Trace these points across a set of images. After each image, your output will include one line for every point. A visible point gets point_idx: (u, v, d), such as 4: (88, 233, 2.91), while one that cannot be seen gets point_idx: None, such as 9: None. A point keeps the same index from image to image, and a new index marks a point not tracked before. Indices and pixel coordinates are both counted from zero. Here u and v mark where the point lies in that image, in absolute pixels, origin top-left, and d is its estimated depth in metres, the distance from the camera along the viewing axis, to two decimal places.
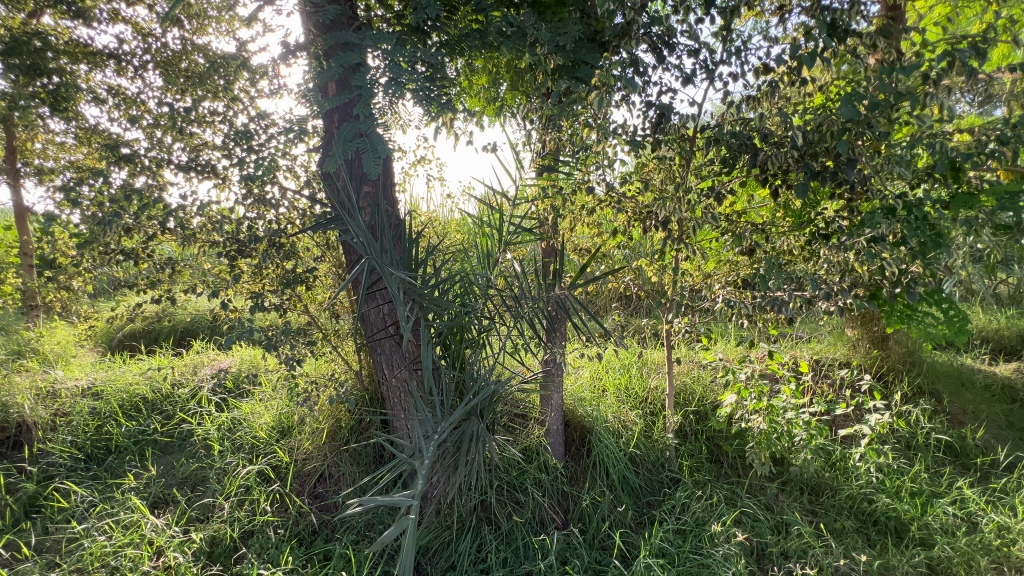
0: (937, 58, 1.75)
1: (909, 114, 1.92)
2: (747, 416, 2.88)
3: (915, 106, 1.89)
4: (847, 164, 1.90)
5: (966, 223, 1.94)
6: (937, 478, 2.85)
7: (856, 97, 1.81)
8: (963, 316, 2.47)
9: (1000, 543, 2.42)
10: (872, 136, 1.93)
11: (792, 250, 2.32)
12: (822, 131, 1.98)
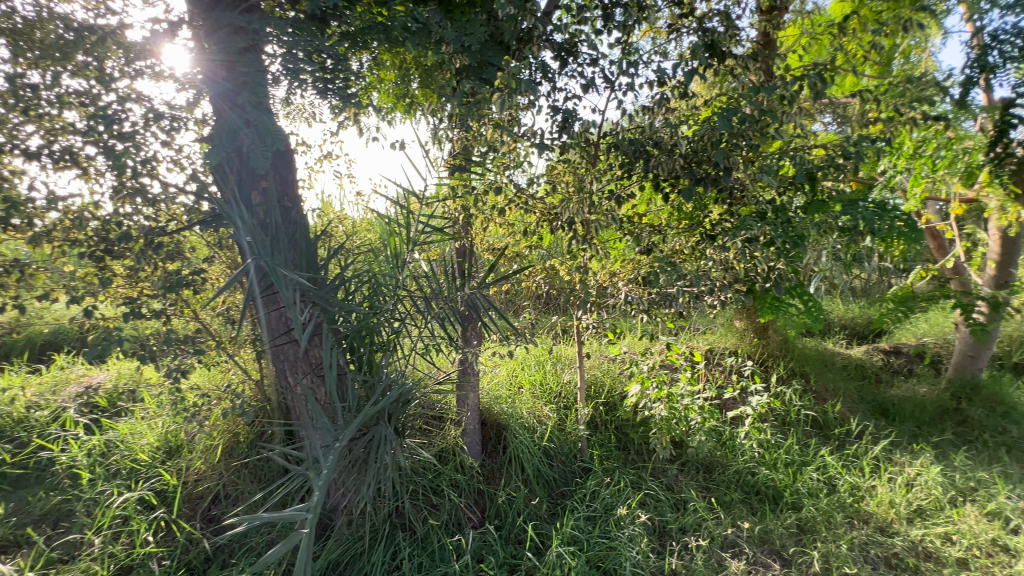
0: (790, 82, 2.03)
1: (773, 130, 2.18)
2: (650, 404, 3.10)
3: (780, 122, 2.15)
4: (725, 173, 2.13)
5: (820, 226, 2.25)
6: (806, 448, 3.26)
7: (731, 112, 2.03)
8: (819, 305, 2.79)
9: (852, 500, 2.82)
10: (745, 148, 2.16)
11: (684, 250, 2.54)
12: (704, 142, 2.18)
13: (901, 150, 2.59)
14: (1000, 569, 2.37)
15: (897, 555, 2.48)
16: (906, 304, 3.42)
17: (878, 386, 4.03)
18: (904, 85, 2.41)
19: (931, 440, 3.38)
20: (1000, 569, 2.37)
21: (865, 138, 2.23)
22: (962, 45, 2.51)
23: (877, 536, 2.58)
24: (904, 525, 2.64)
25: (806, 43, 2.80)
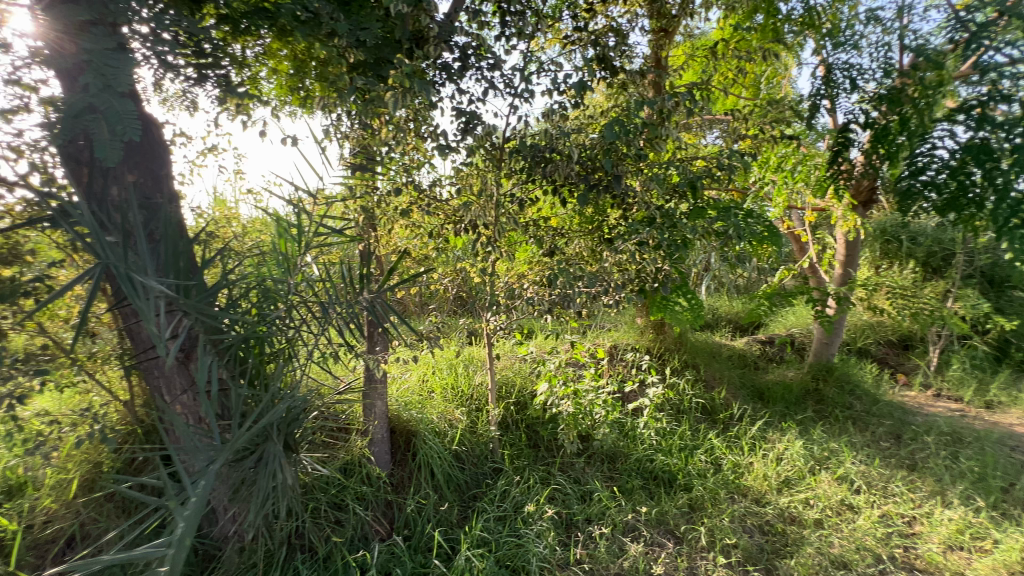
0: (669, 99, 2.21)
1: (657, 141, 2.35)
2: (557, 402, 3.21)
3: (665, 134, 2.33)
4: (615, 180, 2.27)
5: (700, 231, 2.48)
6: (696, 433, 3.57)
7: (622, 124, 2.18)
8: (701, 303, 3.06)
9: (733, 476, 3.11)
10: (633, 157, 2.32)
11: (584, 253, 2.66)
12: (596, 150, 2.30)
13: (767, 164, 2.93)
14: (846, 524, 2.70)
15: (769, 522, 2.77)
16: (773, 299, 3.88)
17: (756, 373, 4.53)
18: (766, 107, 2.74)
19: (796, 417, 3.84)
20: (847, 525, 2.69)
21: (734, 153, 2.49)
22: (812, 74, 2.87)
23: (753, 507, 2.86)
24: (775, 495, 2.96)
25: (692, 63, 3.05)
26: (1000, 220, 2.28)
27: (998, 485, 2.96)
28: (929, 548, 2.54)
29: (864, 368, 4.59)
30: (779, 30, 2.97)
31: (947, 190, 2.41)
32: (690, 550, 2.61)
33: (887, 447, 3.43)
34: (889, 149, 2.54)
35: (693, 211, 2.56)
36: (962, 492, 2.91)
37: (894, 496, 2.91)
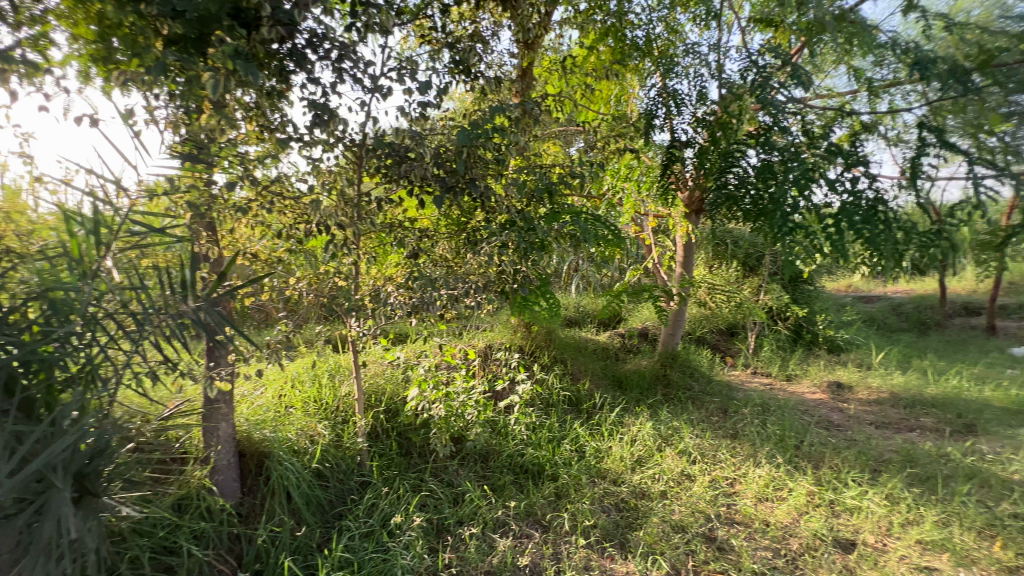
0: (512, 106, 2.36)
1: (507, 144, 2.42)
2: (428, 406, 3.17)
3: (517, 141, 2.44)
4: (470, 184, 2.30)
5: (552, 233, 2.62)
6: (563, 424, 3.80)
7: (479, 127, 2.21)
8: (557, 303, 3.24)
9: (594, 462, 3.36)
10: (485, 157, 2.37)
11: (449, 255, 2.66)
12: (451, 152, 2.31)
13: (618, 174, 3.23)
14: (685, 492, 3.04)
15: (623, 500, 3.02)
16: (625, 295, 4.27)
17: (616, 364, 4.97)
18: (614, 128, 3.11)
19: (648, 401, 4.28)
20: (685, 493, 3.03)
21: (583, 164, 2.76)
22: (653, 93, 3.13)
23: (610, 488, 3.10)
24: (629, 474, 3.24)
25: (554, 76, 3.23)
26: (778, 229, 2.44)
27: (793, 444, 3.48)
28: (744, 502, 2.92)
29: (700, 354, 5.32)
30: (626, 53, 3.29)
31: (743, 201, 2.64)
32: (555, 536, 2.74)
33: (716, 420, 3.98)
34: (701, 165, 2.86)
35: (548, 215, 2.71)
36: (768, 452, 3.40)
37: (720, 461, 3.36)
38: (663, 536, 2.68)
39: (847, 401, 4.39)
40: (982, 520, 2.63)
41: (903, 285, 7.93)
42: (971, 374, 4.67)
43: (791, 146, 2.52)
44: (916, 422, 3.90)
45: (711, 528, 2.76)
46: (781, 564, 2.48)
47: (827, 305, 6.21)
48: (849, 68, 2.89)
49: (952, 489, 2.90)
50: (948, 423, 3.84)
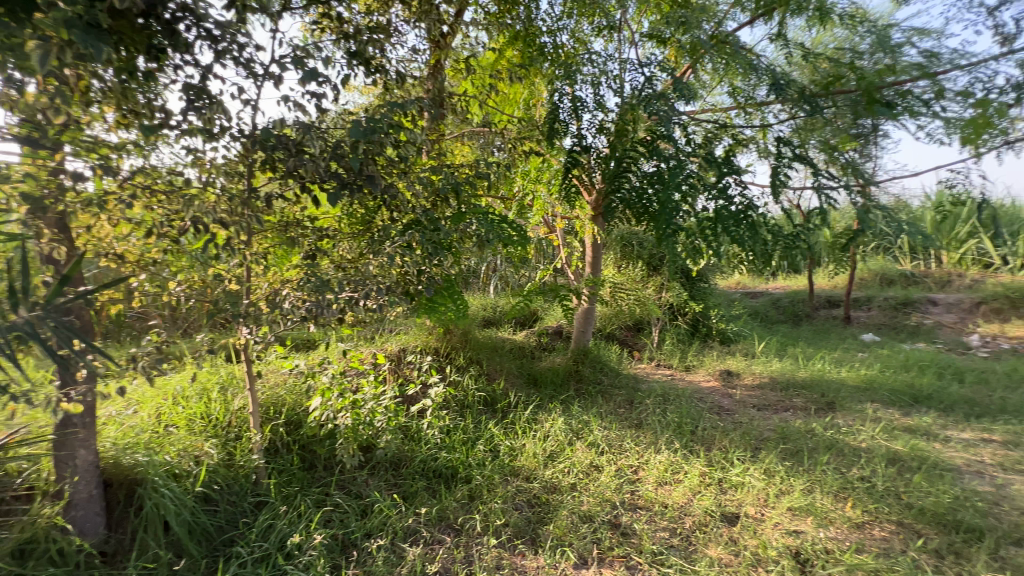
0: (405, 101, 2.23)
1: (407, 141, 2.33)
2: (333, 415, 3.01)
3: (416, 139, 2.37)
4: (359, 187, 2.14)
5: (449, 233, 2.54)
6: (478, 425, 3.79)
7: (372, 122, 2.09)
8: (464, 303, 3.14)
9: (508, 460, 3.38)
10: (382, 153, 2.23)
11: (351, 256, 2.54)
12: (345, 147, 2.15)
13: (529, 177, 3.41)
14: (593, 483, 3.16)
15: (535, 495, 3.08)
16: (535, 294, 4.37)
17: (531, 362, 5.07)
18: (524, 134, 3.20)
19: (561, 397, 4.41)
20: (593, 483, 3.15)
21: (489, 163, 2.78)
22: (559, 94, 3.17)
23: (522, 485, 3.15)
24: (541, 469, 3.30)
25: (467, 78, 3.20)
26: (663, 234, 2.40)
27: (689, 430, 3.77)
28: (646, 488, 3.10)
29: (610, 350, 5.60)
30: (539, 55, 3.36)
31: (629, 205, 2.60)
32: (467, 539, 2.72)
33: (623, 412, 4.20)
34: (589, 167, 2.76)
35: (454, 214, 2.65)
36: (667, 439, 3.65)
37: (626, 450, 3.55)
38: (571, 527, 2.77)
39: (735, 388, 4.86)
40: (837, 484, 2.96)
41: (781, 282, 8.94)
42: (832, 359, 5.38)
43: (677, 152, 2.47)
44: (789, 402, 4.41)
45: (616, 515, 2.89)
46: (677, 543, 2.66)
47: (719, 301, 6.82)
48: (730, 87, 3.16)
49: (815, 459, 3.29)
50: (814, 402, 4.37)
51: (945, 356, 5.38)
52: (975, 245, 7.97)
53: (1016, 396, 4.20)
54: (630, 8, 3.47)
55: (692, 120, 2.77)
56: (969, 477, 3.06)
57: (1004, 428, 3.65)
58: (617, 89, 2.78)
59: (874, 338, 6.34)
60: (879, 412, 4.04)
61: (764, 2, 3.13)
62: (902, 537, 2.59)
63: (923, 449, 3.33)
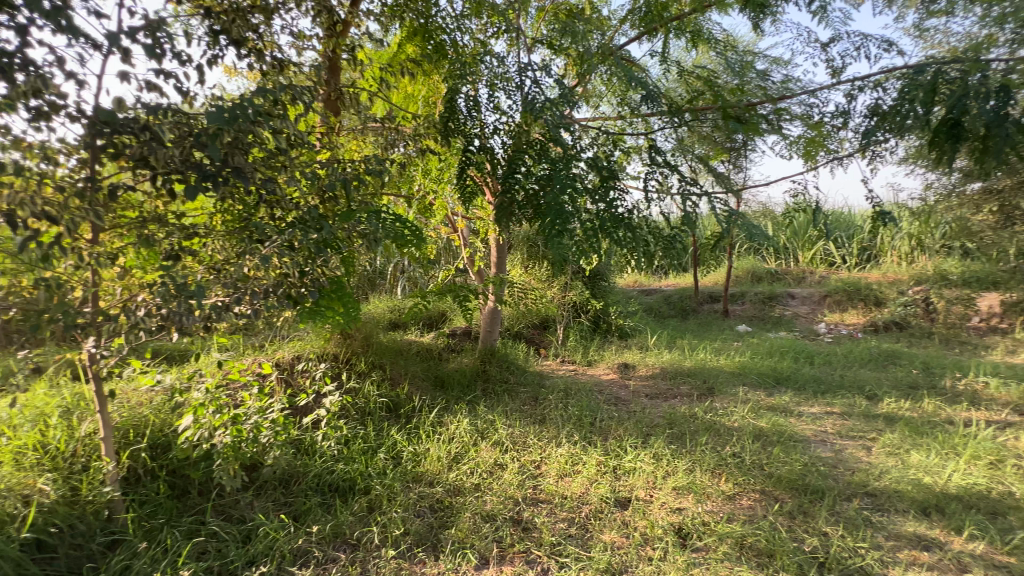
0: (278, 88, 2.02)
1: (285, 132, 2.13)
2: (207, 435, 2.69)
3: (296, 131, 2.19)
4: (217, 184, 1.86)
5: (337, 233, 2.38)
6: (380, 433, 3.65)
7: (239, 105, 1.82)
8: (356, 305, 2.82)
9: (411, 466, 3.29)
10: (255, 145, 2.02)
11: (226, 258, 2.30)
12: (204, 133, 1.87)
13: (428, 175, 3.37)
14: (496, 481, 3.18)
15: (438, 500, 3.02)
16: (435, 295, 4.27)
17: (439, 364, 4.98)
18: (423, 132, 3.12)
19: (468, 397, 4.38)
20: (497, 482, 3.17)
21: (381, 161, 2.69)
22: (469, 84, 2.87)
23: (425, 490, 3.07)
24: (445, 472, 3.25)
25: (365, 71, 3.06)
26: (548, 233, 2.35)
27: (589, 422, 3.95)
28: (548, 481, 3.19)
29: (516, 349, 5.71)
30: (442, 44, 3.22)
31: (520, 204, 2.53)
32: (365, 553, 2.59)
33: (528, 408, 4.28)
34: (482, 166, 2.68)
35: (343, 213, 2.49)
36: (568, 432, 3.79)
37: (529, 446, 3.62)
38: (473, 528, 2.76)
39: (630, 379, 5.19)
40: (713, 462, 3.28)
41: (672, 279, 9.75)
42: (712, 348, 5.97)
43: (564, 156, 2.48)
44: (676, 390, 4.81)
45: (518, 511, 2.93)
46: (574, 532, 2.76)
47: (618, 299, 7.25)
48: (619, 98, 3.34)
49: (695, 441, 3.61)
50: (698, 388, 4.81)
51: (800, 342, 6.23)
52: (822, 247, 9.36)
53: (851, 373, 4.97)
54: (527, 17, 3.56)
55: (580, 125, 2.82)
56: (815, 445, 3.56)
57: (842, 402, 4.30)
58: (507, 90, 2.74)
59: (747, 328, 7.16)
60: (748, 394, 4.56)
61: (647, 21, 3.34)
62: (764, 503, 2.93)
63: (781, 424, 3.81)
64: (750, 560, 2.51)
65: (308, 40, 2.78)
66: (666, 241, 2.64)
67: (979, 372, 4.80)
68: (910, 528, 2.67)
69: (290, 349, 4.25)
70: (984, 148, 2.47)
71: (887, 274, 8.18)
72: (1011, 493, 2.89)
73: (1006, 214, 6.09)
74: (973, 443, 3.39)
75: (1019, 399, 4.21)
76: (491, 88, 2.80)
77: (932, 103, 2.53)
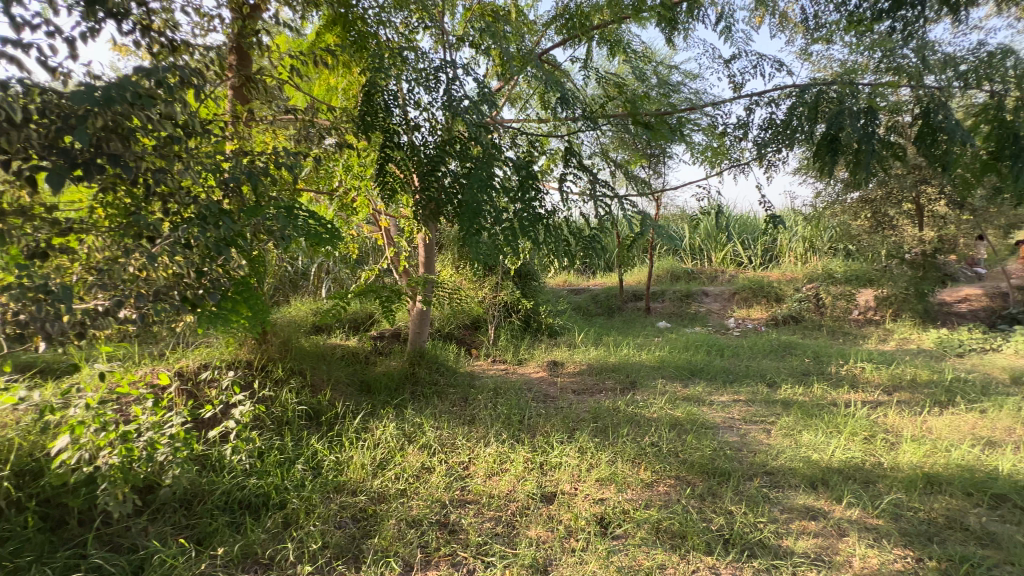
0: (165, 68, 1.82)
1: (176, 118, 1.93)
2: (88, 457, 2.38)
3: (191, 119, 1.99)
4: (89, 171, 1.65)
5: (241, 231, 2.19)
6: (299, 443, 3.44)
7: (119, 83, 1.62)
8: (263, 308, 2.51)
9: (333, 475, 3.13)
10: (138, 132, 1.81)
11: (110, 257, 2.06)
12: (70, 115, 1.64)
13: (350, 171, 3.31)
14: (423, 485, 3.11)
15: (361, 509, 2.90)
16: (356, 296, 4.08)
17: (365, 368, 4.80)
18: (342, 126, 2.99)
19: (395, 401, 4.25)
20: (424, 486, 3.11)
21: (294, 154, 2.52)
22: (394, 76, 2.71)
23: (347, 500, 2.94)
24: (369, 480, 3.13)
25: (281, 60, 2.86)
26: (465, 232, 2.35)
27: (517, 420, 3.99)
28: (475, 481, 3.17)
29: (447, 349, 5.65)
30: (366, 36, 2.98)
31: (441, 202, 2.49)
32: (278, 572, 2.43)
33: (457, 409, 4.24)
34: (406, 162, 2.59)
35: (249, 208, 2.30)
36: (496, 431, 3.80)
37: (457, 447, 3.59)
38: (397, 535, 2.68)
39: (559, 376, 5.32)
40: (633, 452, 3.44)
41: (600, 279, 10.14)
42: (635, 344, 6.27)
43: (484, 155, 2.48)
44: (602, 385, 5.00)
45: (445, 514, 2.89)
46: (500, 530, 2.77)
47: (548, 298, 7.40)
48: (543, 101, 3.39)
49: (618, 432, 3.77)
50: (621, 382, 5.03)
51: (712, 336, 6.72)
52: (731, 249, 10.20)
53: (754, 364, 5.44)
54: (451, 20, 3.54)
55: (504, 126, 2.82)
56: (723, 431, 3.86)
57: (746, 390, 4.70)
58: (421, 80, 2.58)
59: (666, 325, 7.60)
60: (666, 386, 4.84)
61: (569, 28, 3.41)
62: (678, 488, 3.12)
63: (694, 413, 4.09)
64: (664, 542, 2.65)
65: (212, 20, 2.55)
66: (586, 241, 2.66)
67: (857, 358, 5.45)
68: (801, 501, 2.97)
69: (195, 358, 3.89)
70: (857, 162, 2.75)
71: (785, 273, 9.06)
72: (881, 462, 3.30)
73: (878, 220, 6.97)
74: (851, 421, 3.84)
75: (888, 380, 4.84)
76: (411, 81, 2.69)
77: (817, 119, 2.83)
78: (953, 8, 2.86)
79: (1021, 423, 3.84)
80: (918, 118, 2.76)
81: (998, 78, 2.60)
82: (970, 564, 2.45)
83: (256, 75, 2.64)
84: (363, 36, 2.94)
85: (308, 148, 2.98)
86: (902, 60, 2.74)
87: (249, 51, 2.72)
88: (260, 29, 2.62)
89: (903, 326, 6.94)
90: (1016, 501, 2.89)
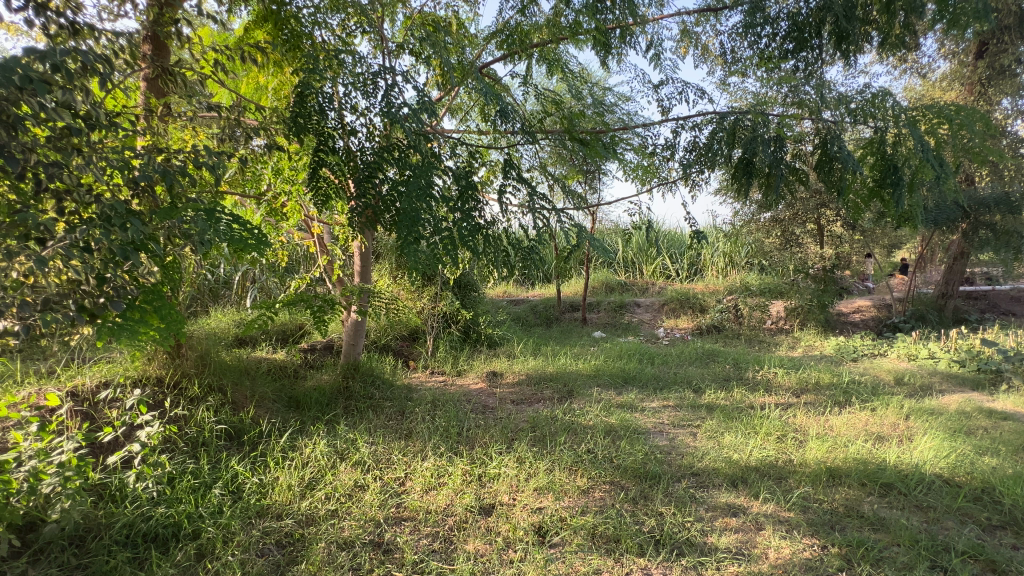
0: (64, 52, 1.64)
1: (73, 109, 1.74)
2: None
3: (92, 108, 1.79)
4: None
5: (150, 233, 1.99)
6: (216, 466, 3.17)
7: (3, 65, 1.45)
8: (176, 319, 2.27)
9: (255, 500, 2.90)
10: (27, 123, 1.60)
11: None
12: None
13: (281, 174, 3.19)
14: (355, 505, 2.97)
15: (287, 534, 2.72)
16: (283, 306, 3.84)
17: (293, 382, 4.53)
18: (272, 127, 2.81)
19: (327, 417, 4.03)
20: (356, 505, 2.96)
21: (217, 154, 2.35)
22: (330, 76, 2.59)
23: (271, 525, 2.74)
24: (296, 502, 2.94)
25: (204, 54, 2.68)
26: (403, 241, 2.29)
27: (455, 432, 3.93)
28: (412, 497, 3.08)
29: (383, 362, 5.47)
30: (302, 31, 2.76)
31: (379, 210, 2.40)
32: None
33: (393, 423, 4.10)
34: (341, 168, 2.47)
35: (162, 210, 2.10)
36: (434, 444, 3.72)
37: (392, 463, 3.45)
38: (327, 559, 2.53)
39: (497, 387, 5.31)
40: (570, 460, 3.51)
41: (539, 290, 10.33)
42: (572, 354, 6.42)
43: (423, 164, 2.45)
44: (540, 394, 5.06)
45: (379, 533, 2.77)
46: (437, 547, 2.70)
47: (487, 309, 7.40)
48: (482, 115, 3.43)
49: (555, 441, 3.83)
50: (559, 391, 5.10)
51: (644, 345, 7.05)
52: (661, 262, 10.78)
53: (682, 371, 5.76)
54: (391, 26, 3.49)
55: (445, 137, 2.82)
56: (654, 436, 4.04)
57: (675, 395, 4.96)
58: (358, 85, 2.49)
59: (602, 334, 7.89)
60: (600, 394, 5.00)
61: (508, 43, 3.44)
62: (612, 493, 3.22)
63: (628, 419, 4.25)
64: (600, 547, 2.71)
65: (123, 6, 2.33)
66: (524, 253, 2.69)
67: (770, 364, 5.95)
68: (723, 499, 3.16)
69: (93, 376, 3.49)
70: (768, 185, 3.01)
71: (708, 285, 9.73)
72: (791, 459, 3.60)
73: (787, 238, 7.70)
74: (765, 422, 4.17)
75: (796, 383, 5.33)
76: (347, 84, 2.57)
77: (733, 145, 3.09)
78: (845, 53, 3.22)
79: (902, 418, 4.36)
80: (817, 149, 3.08)
81: (879, 116, 2.95)
82: (864, 547, 2.72)
83: (174, 67, 2.49)
84: (296, 35, 2.73)
85: (232, 148, 2.82)
86: (804, 96, 3.04)
87: (166, 41, 2.51)
88: (178, 19, 2.38)
89: (808, 334, 7.66)
90: (900, 488, 3.26)
